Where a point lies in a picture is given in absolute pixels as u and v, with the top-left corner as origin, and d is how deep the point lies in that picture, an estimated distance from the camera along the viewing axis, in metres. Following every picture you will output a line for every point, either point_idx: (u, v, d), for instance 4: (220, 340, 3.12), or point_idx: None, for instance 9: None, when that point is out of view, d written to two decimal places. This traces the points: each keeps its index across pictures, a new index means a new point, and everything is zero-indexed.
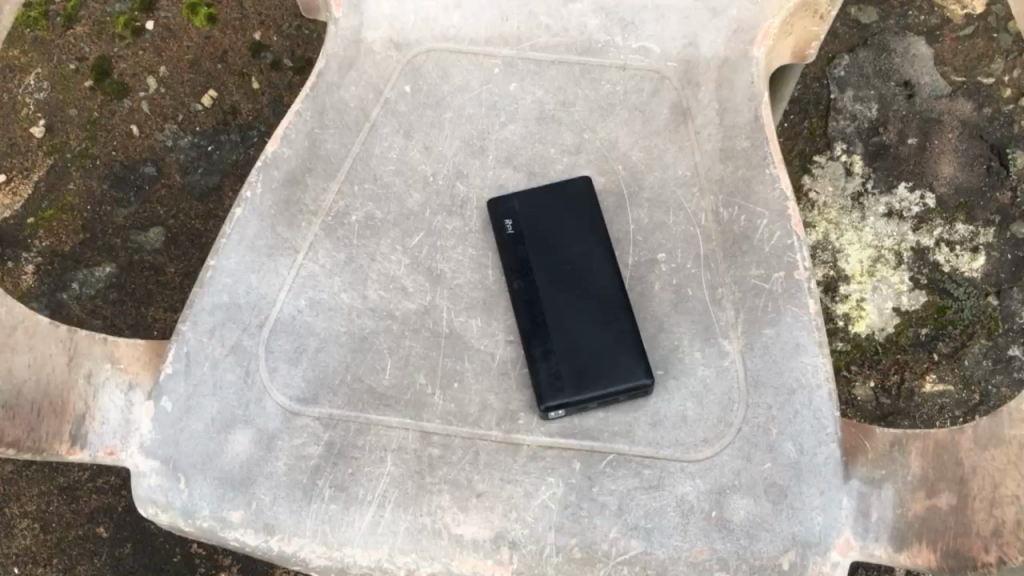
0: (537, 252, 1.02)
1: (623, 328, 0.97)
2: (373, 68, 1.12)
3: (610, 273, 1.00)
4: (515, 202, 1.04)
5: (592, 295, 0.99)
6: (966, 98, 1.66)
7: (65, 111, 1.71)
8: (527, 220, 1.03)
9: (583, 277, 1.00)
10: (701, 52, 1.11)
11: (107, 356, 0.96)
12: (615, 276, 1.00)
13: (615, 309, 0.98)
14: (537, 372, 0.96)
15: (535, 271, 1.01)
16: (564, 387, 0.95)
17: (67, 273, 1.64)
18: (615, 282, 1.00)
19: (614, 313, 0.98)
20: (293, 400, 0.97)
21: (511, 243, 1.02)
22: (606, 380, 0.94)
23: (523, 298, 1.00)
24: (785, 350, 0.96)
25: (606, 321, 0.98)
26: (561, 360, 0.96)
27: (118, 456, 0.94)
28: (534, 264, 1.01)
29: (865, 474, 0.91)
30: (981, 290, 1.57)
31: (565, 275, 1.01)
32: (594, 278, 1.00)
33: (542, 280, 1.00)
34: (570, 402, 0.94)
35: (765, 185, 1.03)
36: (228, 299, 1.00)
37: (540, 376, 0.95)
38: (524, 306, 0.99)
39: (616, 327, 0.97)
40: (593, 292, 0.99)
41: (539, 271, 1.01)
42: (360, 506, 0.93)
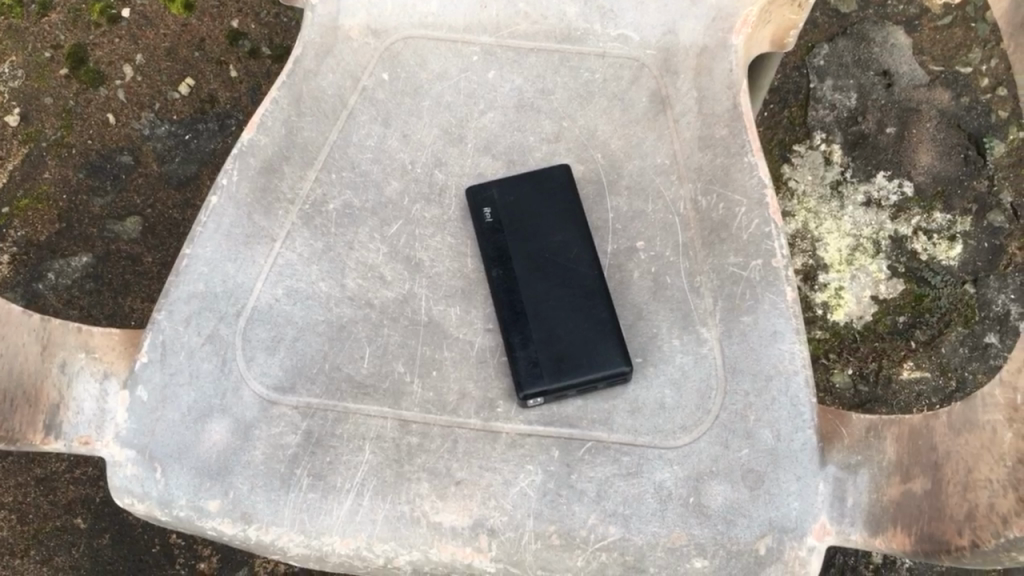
0: (516, 240, 1.02)
1: (603, 316, 0.97)
2: (350, 55, 1.11)
3: (588, 261, 1.00)
4: (493, 190, 1.04)
5: (571, 284, 0.99)
6: (944, 87, 1.67)
7: (40, 99, 1.68)
8: (506, 208, 1.03)
9: (562, 265, 1.00)
10: (680, 40, 1.10)
11: (81, 345, 0.95)
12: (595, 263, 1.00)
13: (594, 298, 0.98)
14: (515, 360, 0.96)
15: (514, 259, 1.01)
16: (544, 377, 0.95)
17: (43, 263, 1.63)
18: (594, 270, 1.00)
19: (593, 302, 0.98)
20: (270, 389, 0.97)
21: (490, 232, 1.02)
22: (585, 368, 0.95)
23: (502, 287, 0.99)
24: (763, 337, 0.96)
25: (586, 309, 0.98)
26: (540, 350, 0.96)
27: (93, 446, 0.93)
28: (514, 253, 1.01)
29: (841, 460, 0.91)
30: (958, 278, 1.58)
31: (545, 264, 1.01)
32: (574, 267, 1.00)
33: (521, 268, 1.00)
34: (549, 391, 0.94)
35: (743, 172, 1.03)
36: (204, 288, 0.99)
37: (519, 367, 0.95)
38: (502, 295, 0.99)
39: (595, 315, 0.97)
40: (571, 280, 0.99)
41: (518, 260, 1.01)
42: (338, 495, 0.93)
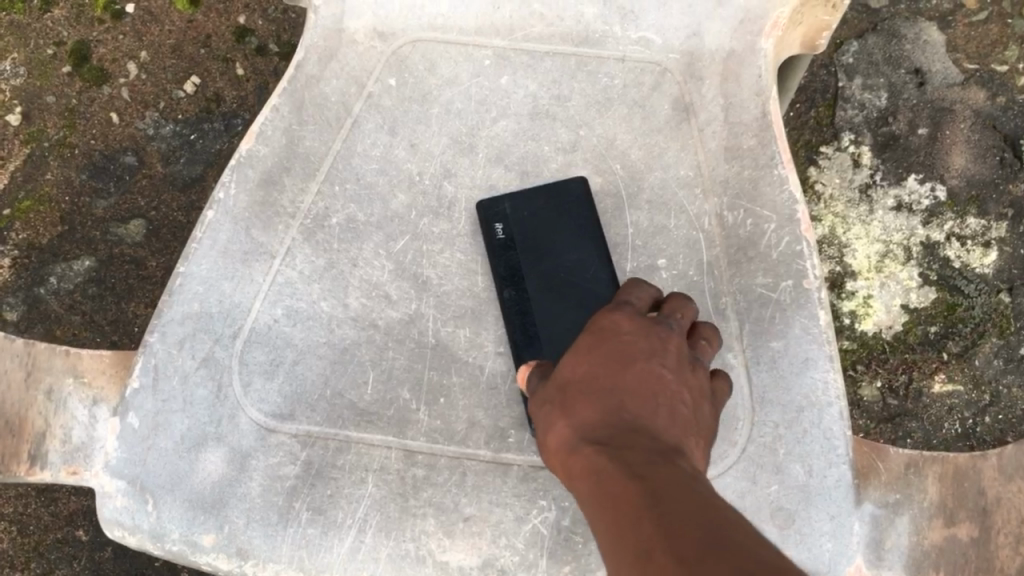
0: (529, 258, 0.96)
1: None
2: (355, 59, 1.04)
3: (605, 280, 0.94)
4: (505, 205, 0.98)
5: (587, 305, 0.93)
6: (979, 87, 1.51)
7: (42, 98, 1.61)
8: (519, 224, 0.98)
9: (579, 281, 0.95)
10: (705, 44, 1.03)
11: (69, 370, 0.91)
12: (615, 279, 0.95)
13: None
14: None
15: (528, 278, 0.95)
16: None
17: (45, 267, 1.59)
18: (611, 290, 0.94)
19: None
20: (268, 416, 0.91)
21: (501, 250, 0.97)
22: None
23: (514, 309, 0.94)
24: (794, 364, 0.90)
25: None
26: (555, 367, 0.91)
27: (82, 476, 0.89)
28: (527, 272, 0.96)
29: (879, 498, 0.85)
30: (993, 287, 1.47)
31: (560, 282, 0.95)
32: (592, 285, 0.94)
33: (535, 288, 0.95)
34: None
35: (773, 186, 0.96)
36: (199, 308, 0.94)
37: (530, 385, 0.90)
38: (516, 317, 0.94)
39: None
40: (587, 302, 0.94)
41: (532, 279, 0.95)
42: (340, 531, 0.88)
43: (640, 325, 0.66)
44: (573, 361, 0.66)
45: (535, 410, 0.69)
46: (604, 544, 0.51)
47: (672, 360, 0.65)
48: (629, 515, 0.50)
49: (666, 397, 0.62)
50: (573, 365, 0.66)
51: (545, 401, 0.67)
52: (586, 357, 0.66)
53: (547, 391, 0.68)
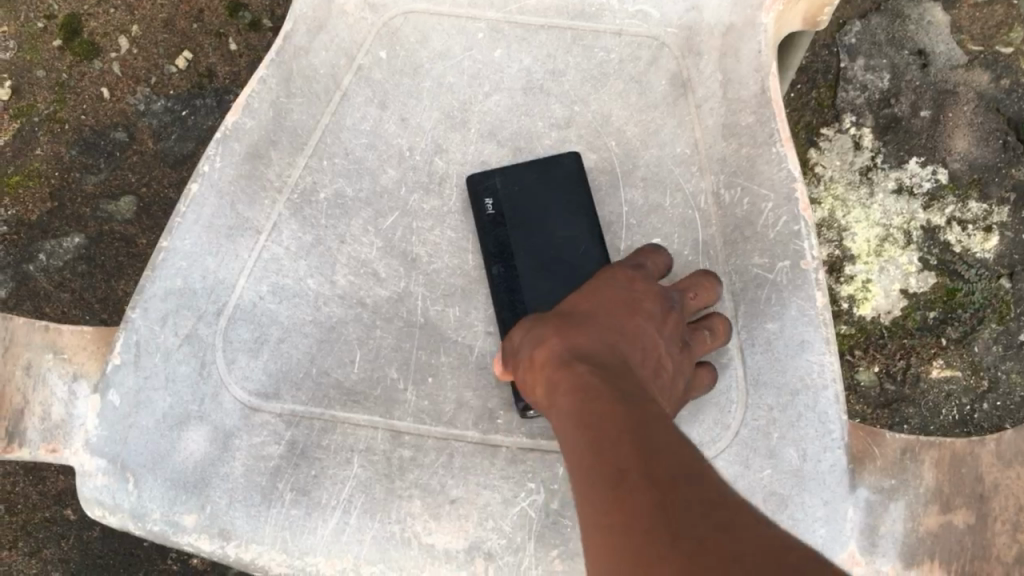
0: (519, 234, 0.95)
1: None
2: (345, 31, 1.01)
3: (596, 257, 0.93)
4: (496, 179, 0.96)
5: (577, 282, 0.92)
6: (983, 69, 1.48)
7: (33, 72, 1.58)
8: (509, 199, 0.96)
9: (570, 258, 0.93)
10: (704, 18, 1.00)
11: (48, 345, 0.89)
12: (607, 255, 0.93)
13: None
14: None
15: (517, 254, 0.94)
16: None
17: (34, 244, 1.56)
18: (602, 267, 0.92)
19: None
20: (252, 394, 0.90)
21: (491, 225, 0.95)
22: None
23: (503, 286, 0.92)
24: (789, 347, 0.88)
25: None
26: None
27: (61, 453, 0.87)
28: (517, 248, 0.94)
29: (873, 483, 0.84)
30: (994, 272, 1.44)
31: (551, 259, 0.94)
32: (583, 262, 0.93)
33: (524, 265, 0.93)
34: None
35: (771, 164, 0.94)
36: (182, 284, 0.92)
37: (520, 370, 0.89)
38: (503, 293, 0.92)
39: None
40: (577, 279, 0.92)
41: (522, 255, 0.94)
42: (324, 512, 0.86)
43: (650, 290, 0.81)
44: (581, 300, 0.79)
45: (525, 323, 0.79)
46: (581, 442, 0.61)
47: (666, 329, 0.80)
48: (612, 427, 0.61)
49: (652, 353, 0.77)
50: (579, 304, 0.78)
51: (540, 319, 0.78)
52: (594, 301, 0.78)
53: (546, 314, 0.79)
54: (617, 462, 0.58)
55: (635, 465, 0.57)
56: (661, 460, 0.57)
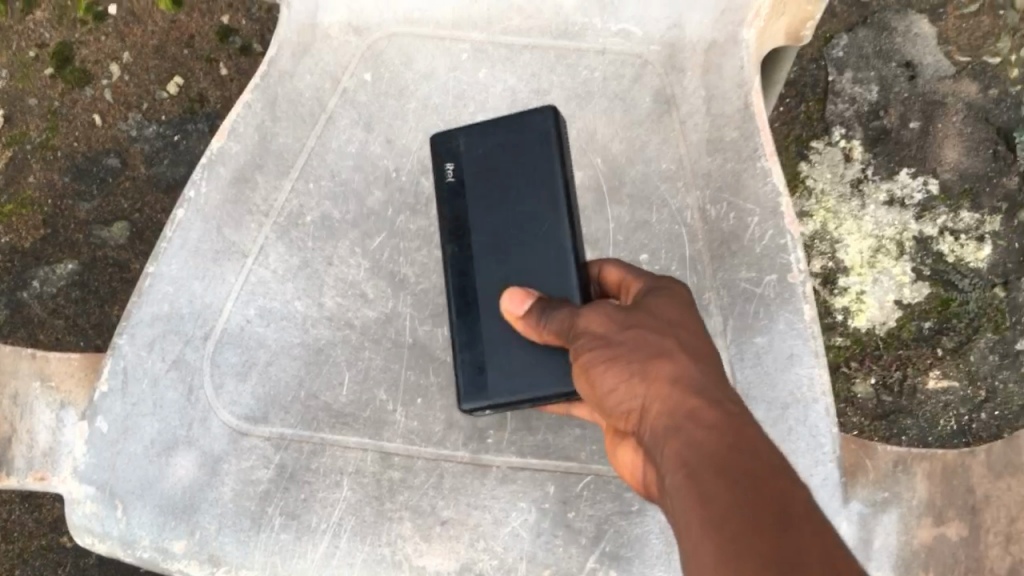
0: (478, 206, 0.82)
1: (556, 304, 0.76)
2: (330, 54, 1.01)
3: (562, 241, 0.79)
4: (461, 142, 0.84)
5: (534, 268, 0.79)
6: (971, 79, 1.48)
7: (25, 100, 1.59)
8: (472, 165, 0.84)
9: (527, 238, 0.80)
10: (685, 34, 1.01)
11: (36, 373, 0.89)
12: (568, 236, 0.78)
13: (550, 283, 0.77)
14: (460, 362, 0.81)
15: (473, 232, 0.82)
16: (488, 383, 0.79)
17: (27, 271, 1.57)
18: (565, 253, 0.78)
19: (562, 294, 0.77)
20: (241, 419, 0.89)
21: (449, 196, 0.84)
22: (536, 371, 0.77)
23: (455, 269, 0.82)
24: (778, 361, 0.88)
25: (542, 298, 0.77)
26: (493, 347, 0.80)
27: (49, 481, 0.87)
28: (473, 226, 0.82)
29: (866, 496, 0.83)
30: (988, 281, 1.44)
31: (508, 237, 0.81)
32: (540, 244, 0.79)
33: (479, 245, 0.81)
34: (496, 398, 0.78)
35: (756, 179, 0.94)
36: (169, 309, 0.91)
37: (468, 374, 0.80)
38: (456, 282, 0.82)
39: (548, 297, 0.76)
40: (535, 264, 0.79)
41: (478, 234, 0.82)
42: (314, 535, 0.86)
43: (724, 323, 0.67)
44: (661, 309, 0.63)
45: (607, 365, 0.61)
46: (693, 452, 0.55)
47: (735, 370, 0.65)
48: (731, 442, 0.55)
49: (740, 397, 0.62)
50: (660, 306, 0.64)
51: (627, 360, 0.60)
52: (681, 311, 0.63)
53: (633, 358, 0.60)
54: (734, 493, 0.50)
55: (767, 505, 0.49)
56: (792, 495, 0.50)
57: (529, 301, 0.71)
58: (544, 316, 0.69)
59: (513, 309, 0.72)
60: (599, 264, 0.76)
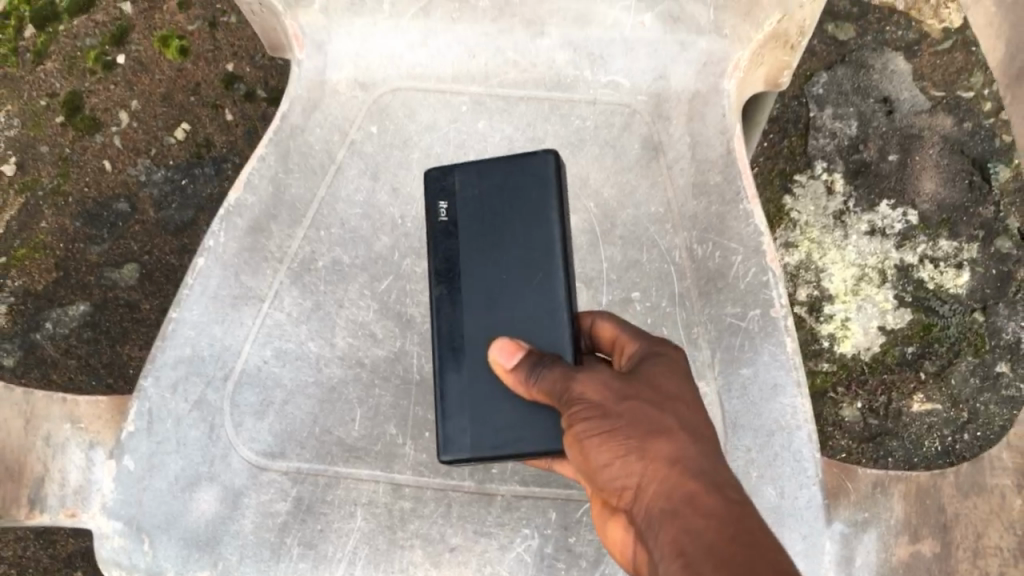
0: (472, 247, 0.85)
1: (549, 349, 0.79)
2: (338, 109, 1.08)
3: (558, 287, 0.82)
4: (457, 181, 0.87)
5: (529, 315, 0.82)
6: (946, 113, 1.55)
7: (37, 148, 1.65)
8: (466, 205, 0.86)
9: (521, 283, 0.83)
10: (671, 85, 1.07)
11: (66, 416, 0.94)
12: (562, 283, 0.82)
13: (545, 331, 0.81)
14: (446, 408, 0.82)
15: (465, 273, 0.84)
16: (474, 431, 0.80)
17: (40, 313, 1.61)
18: (560, 300, 0.81)
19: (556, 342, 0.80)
20: (260, 455, 0.95)
21: (442, 234, 0.86)
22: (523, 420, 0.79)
23: (445, 310, 0.84)
24: (763, 391, 0.94)
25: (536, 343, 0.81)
26: (479, 392, 0.81)
27: (80, 517, 0.92)
28: (466, 267, 0.84)
29: (848, 517, 0.89)
30: (967, 307, 1.51)
31: (501, 281, 0.83)
32: (535, 290, 0.83)
33: (471, 287, 0.84)
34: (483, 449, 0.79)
35: (739, 221, 1.00)
36: (191, 352, 0.97)
37: (453, 422, 0.81)
38: (445, 321, 0.84)
39: (543, 344, 0.80)
40: (530, 311, 0.82)
41: (470, 274, 0.84)
42: (331, 564, 0.91)
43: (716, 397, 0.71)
44: (659, 383, 0.67)
45: (605, 438, 0.64)
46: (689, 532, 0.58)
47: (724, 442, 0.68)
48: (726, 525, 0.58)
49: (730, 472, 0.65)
50: (657, 381, 0.68)
51: (625, 435, 0.64)
52: (679, 386, 0.67)
53: (631, 433, 0.63)
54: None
55: None
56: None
57: (519, 355, 0.75)
58: (536, 374, 0.72)
59: (503, 361, 0.75)
60: (592, 316, 0.81)
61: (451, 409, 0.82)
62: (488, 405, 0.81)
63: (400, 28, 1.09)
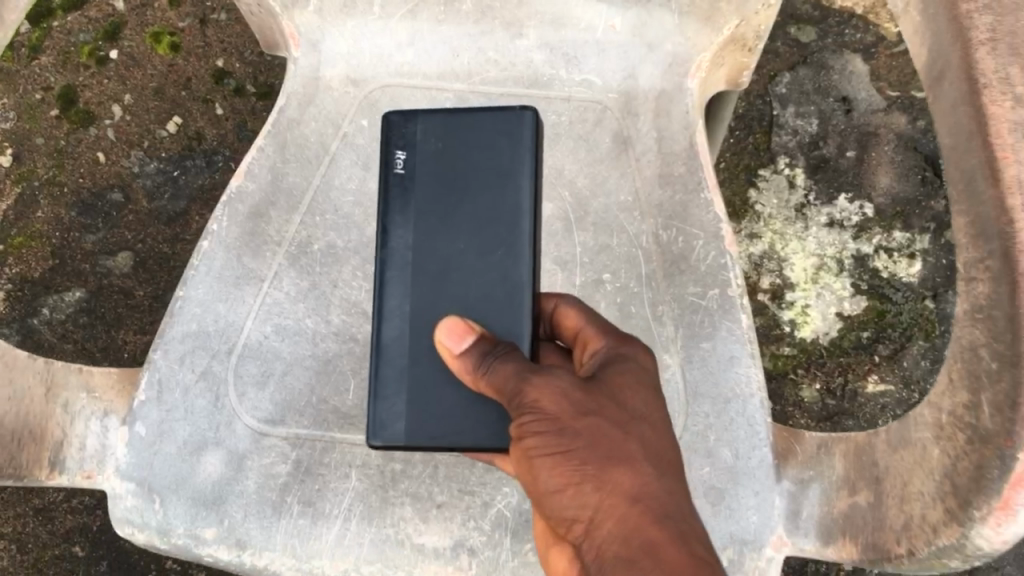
0: (437, 205, 0.90)
1: (504, 323, 0.86)
2: (331, 103, 1.16)
3: (517, 261, 0.88)
4: (426, 137, 0.92)
5: (485, 288, 0.88)
6: (901, 112, 1.66)
7: (32, 140, 1.72)
8: (434, 161, 0.91)
9: (479, 254, 0.89)
10: (639, 84, 1.16)
11: (83, 385, 1.01)
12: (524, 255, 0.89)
13: (498, 308, 0.87)
14: (381, 394, 0.88)
15: (426, 236, 0.90)
16: (409, 419, 0.87)
17: (38, 299, 1.68)
18: (517, 277, 0.88)
19: (509, 318, 0.86)
20: (261, 421, 1.03)
21: (408, 189, 0.91)
22: (456, 411, 0.86)
23: (403, 269, 0.90)
24: (720, 361, 1.04)
25: (489, 315, 0.87)
26: (418, 380, 0.88)
27: (96, 479, 1.00)
28: (427, 228, 0.90)
29: (795, 475, 0.98)
30: (919, 294, 1.61)
31: (461, 247, 0.89)
32: (493, 262, 0.89)
33: (430, 254, 0.90)
34: (413, 438, 0.86)
35: (700, 208, 1.10)
36: (197, 328, 1.06)
37: (388, 400, 0.88)
38: (402, 281, 0.89)
39: (492, 322, 0.87)
40: (486, 284, 0.88)
41: (432, 235, 0.90)
42: (328, 520, 1.00)
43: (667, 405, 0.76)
44: (622, 399, 0.72)
45: (565, 460, 0.69)
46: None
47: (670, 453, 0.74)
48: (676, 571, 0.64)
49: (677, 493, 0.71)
50: (620, 400, 0.72)
51: (583, 460, 0.68)
52: (641, 404, 0.72)
53: (589, 457, 0.68)
54: None
55: None
56: None
57: (469, 341, 0.78)
58: (487, 366, 0.75)
59: (450, 345, 0.78)
60: (555, 300, 0.88)
61: (389, 391, 0.88)
62: (424, 395, 0.87)
63: (388, 29, 1.18)
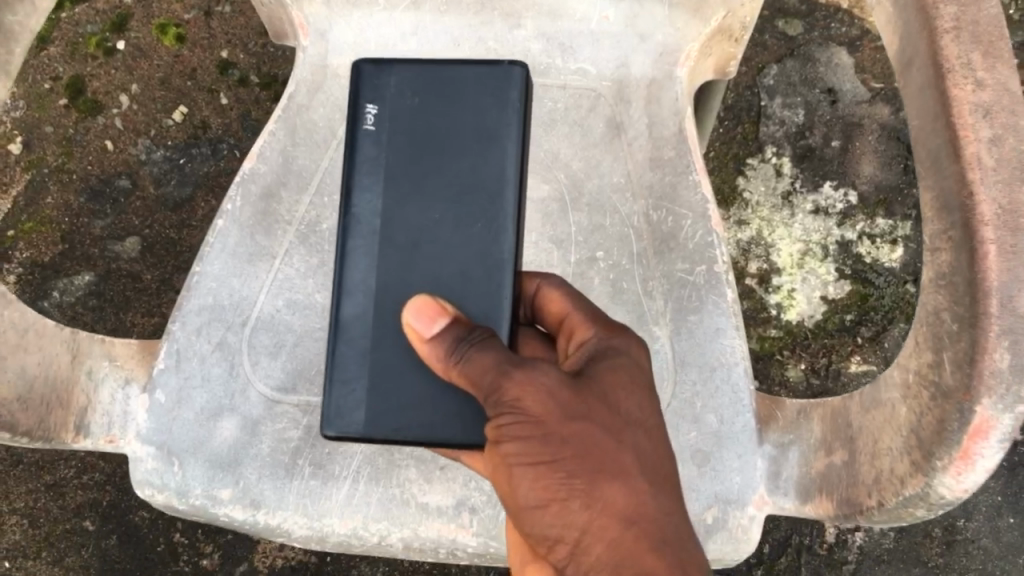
0: (420, 166, 0.94)
1: (481, 304, 0.91)
2: (338, 90, 1.22)
3: (499, 233, 0.93)
4: (412, 96, 0.95)
5: (464, 262, 0.92)
6: (884, 103, 1.72)
7: (42, 128, 1.76)
8: (419, 120, 0.95)
9: (458, 223, 0.93)
10: (632, 72, 1.22)
11: (105, 354, 1.07)
12: (506, 223, 0.93)
13: (476, 286, 0.92)
14: (337, 383, 0.92)
15: (407, 199, 0.94)
16: (367, 408, 0.91)
17: (48, 282, 1.73)
18: (498, 250, 0.92)
19: (489, 295, 0.91)
20: (274, 389, 1.09)
21: (393, 148, 0.94)
22: (412, 403, 0.91)
23: (381, 233, 0.93)
24: (707, 333, 1.10)
25: (467, 292, 0.92)
26: (374, 370, 0.92)
27: (118, 443, 1.06)
28: (409, 193, 0.94)
29: (776, 439, 1.05)
30: (900, 278, 1.68)
31: (441, 214, 0.93)
32: (475, 233, 0.93)
33: (408, 221, 0.93)
34: (371, 427, 0.91)
35: (689, 190, 1.16)
36: (213, 301, 1.12)
37: (344, 390, 0.92)
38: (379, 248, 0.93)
39: (468, 303, 0.91)
40: (467, 257, 0.93)
41: (412, 199, 0.94)
42: (337, 481, 1.06)
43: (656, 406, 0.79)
44: (616, 404, 0.75)
45: (555, 473, 0.72)
46: None
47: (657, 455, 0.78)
48: None
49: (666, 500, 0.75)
50: (610, 407, 0.75)
51: (570, 473, 0.72)
52: (635, 409, 0.76)
53: (576, 471, 0.72)
54: None
55: None
56: None
57: (441, 329, 0.80)
58: (461, 355, 0.78)
59: (421, 329, 0.81)
60: (538, 283, 0.93)
61: (346, 379, 0.92)
62: (381, 385, 0.92)
63: (393, 19, 1.24)
